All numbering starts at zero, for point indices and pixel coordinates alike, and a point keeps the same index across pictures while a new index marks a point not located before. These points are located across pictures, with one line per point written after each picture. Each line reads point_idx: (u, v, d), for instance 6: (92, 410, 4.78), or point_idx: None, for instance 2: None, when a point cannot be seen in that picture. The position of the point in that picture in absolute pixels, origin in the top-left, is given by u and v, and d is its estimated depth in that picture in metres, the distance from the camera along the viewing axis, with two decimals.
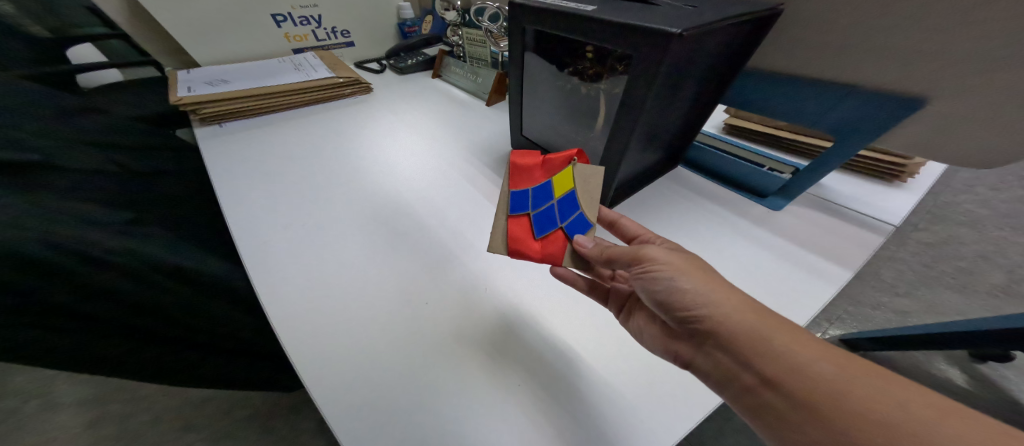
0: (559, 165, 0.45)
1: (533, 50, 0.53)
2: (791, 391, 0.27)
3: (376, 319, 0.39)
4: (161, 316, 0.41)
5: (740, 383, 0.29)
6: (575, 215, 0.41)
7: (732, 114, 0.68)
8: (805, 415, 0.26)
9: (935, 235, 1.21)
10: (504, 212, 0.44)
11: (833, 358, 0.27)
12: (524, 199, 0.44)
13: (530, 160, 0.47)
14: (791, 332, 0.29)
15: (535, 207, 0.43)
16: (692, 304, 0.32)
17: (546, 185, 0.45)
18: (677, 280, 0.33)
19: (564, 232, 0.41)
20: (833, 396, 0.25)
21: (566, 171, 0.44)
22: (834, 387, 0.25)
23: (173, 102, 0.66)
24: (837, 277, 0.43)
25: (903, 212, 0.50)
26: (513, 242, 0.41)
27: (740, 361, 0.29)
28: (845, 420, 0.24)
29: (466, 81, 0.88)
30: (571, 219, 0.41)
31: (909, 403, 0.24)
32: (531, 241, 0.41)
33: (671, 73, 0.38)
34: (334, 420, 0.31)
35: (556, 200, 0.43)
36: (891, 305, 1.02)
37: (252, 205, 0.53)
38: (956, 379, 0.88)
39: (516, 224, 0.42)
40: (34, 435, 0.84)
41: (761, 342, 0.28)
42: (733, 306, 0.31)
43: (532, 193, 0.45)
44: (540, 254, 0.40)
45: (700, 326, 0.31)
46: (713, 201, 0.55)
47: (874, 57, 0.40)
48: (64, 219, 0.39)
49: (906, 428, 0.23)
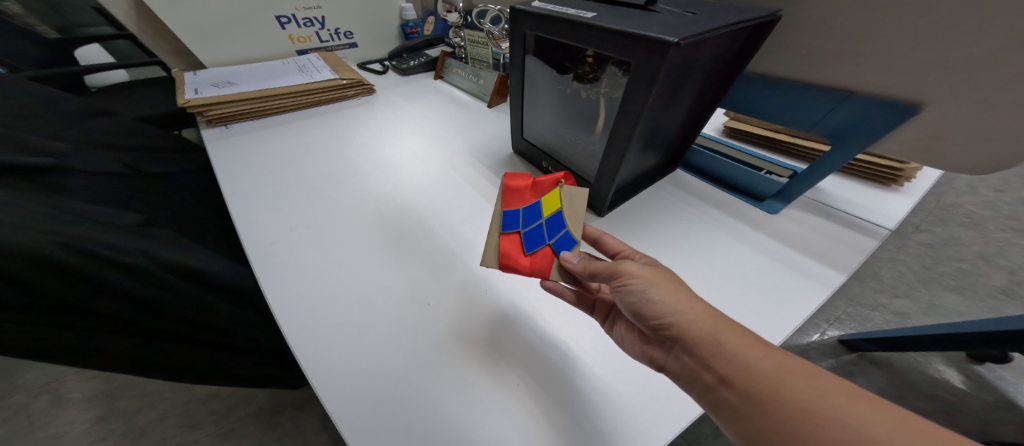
0: (549, 187, 0.45)
1: (534, 54, 0.54)
2: (745, 391, 0.28)
3: (379, 319, 0.40)
4: (170, 315, 0.42)
5: (702, 384, 0.30)
6: (563, 232, 0.41)
7: (731, 117, 0.69)
8: (756, 411, 0.27)
9: (936, 236, 1.21)
10: (494, 229, 0.43)
11: (774, 356, 0.28)
12: (515, 218, 0.44)
13: (521, 180, 0.46)
14: (742, 335, 0.30)
15: (525, 224, 0.43)
16: (660, 314, 0.32)
17: (535, 205, 0.44)
18: (649, 292, 0.33)
19: (552, 249, 0.41)
20: (774, 392, 0.27)
21: (554, 192, 0.44)
22: (775, 383, 0.27)
23: (181, 104, 0.67)
24: (831, 280, 0.43)
25: (899, 216, 0.51)
26: (502, 257, 0.40)
27: (700, 363, 0.30)
28: (784, 413, 0.26)
29: (468, 83, 0.89)
30: (559, 236, 0.41)
31: (828, 395, 0.26)
32: (521, 257, 0.40)
33: (668, 79, 0.38)
34: (339, 417, 0.32)
35: (544, 219, 0.43)
36: (890, 306, 1.02)
37: (259, 206, 0.54)
38: (954, 380, 0.88)
39: (506, 241, 0.42)
40: (44, 430, 0.86)
41: (718, 345, 0.29)
42: (695, 313, 0.31)
43: (522, 209, 0.44)
44: (529, 269, 0.39)
45: (669, 332, 0.32)
46: (710, 204, 0.56)
47: (870, 63, 0.40)
48: (79, 221, 0.40)
49: (828, 416, 0.25)
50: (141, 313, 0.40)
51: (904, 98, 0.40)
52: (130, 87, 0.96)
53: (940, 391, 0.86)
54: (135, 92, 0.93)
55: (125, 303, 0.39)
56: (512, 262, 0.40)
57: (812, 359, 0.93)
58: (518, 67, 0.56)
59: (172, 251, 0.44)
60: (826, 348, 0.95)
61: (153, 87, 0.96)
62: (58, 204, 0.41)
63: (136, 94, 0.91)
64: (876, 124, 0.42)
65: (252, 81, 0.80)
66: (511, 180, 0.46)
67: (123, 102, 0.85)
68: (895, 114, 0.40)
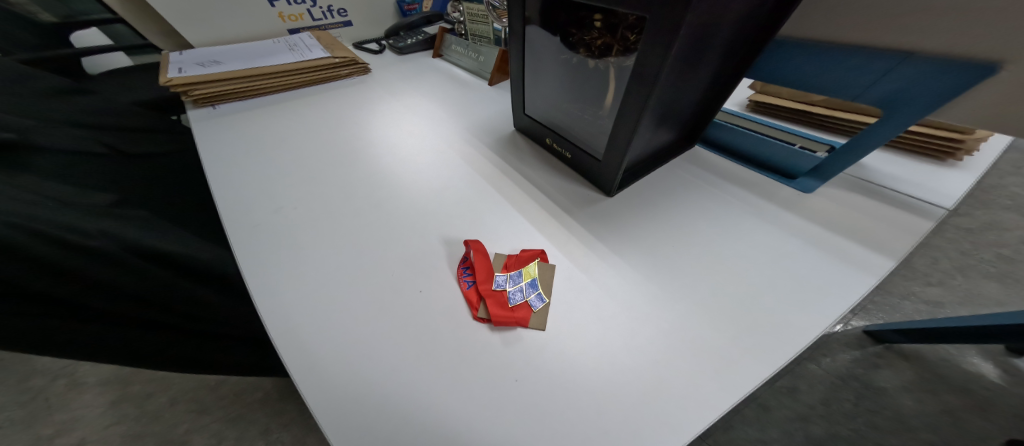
0: (522, 251, 0.42)
1: (536, 22, 0.48)
2: None
3: (368, 308, 0.37)
4: (148, 302, 0.41)
5: None
6: (535, 284, 0.38)
7: (758, 90, 0.62)
8: None
9: (976, 220, 1.14)
10: (473, 284, 0.38)
11: None
12: (490, 275, 0.39)
13: (483, 247, 0.42)
14: None
15: (505, 280, 0.38)
16: None
17: (508, 265, 0.40)
18: None
19: (530, 302, 0.37)
20: None
21: (526, 254, 0.41)
22: None
23: (163, 83, 0.64)
24: (879, 267, 0.38)
25: (958, 194, 0.45)
26: (490, 305, 0.36)
27: None
28: None
29: (468, 60, 0.84)
30: (534, 289, 0.38)
31: None
32: (503, 309, 0.36)
33: (692, 38, 0.33)
34: (321, 413, 0.30)
35: (519, 276, 0.39)
36: (922, 295, 0.96)
37: (246, 188, 0.51)
38: (988, 374, 0.83)
39: (487, 293, 0.37)
40: (62, 413, 0.87)
41: None
42: None
43: (501, 270, 0.40)
44: (511, 320, 0.35)
45: None
46: (735, 183, 0.51)
47: (935, 15, 0.34)
48: (44, 202, 0.38)
49: None
50: (119, 301, 0.39)
51: (976, 55, 0.33)
52: (124, 72, 0.92)
53: (973, 386, 0.81)
54: (128, 76, 0.89)
55: (101, 291, 0.37)
56: (500, 315, 0.35)
57: (834, 351, 0.88)
58: (519, 37, 0.51)
59: (152, 235, 0.42)
60: (850, 339, 0.90)
61: (146, 71, 0.93)
62: (24, 186, 0.39)
63: (129, 79, 0.88)
64: (939, 85, 0.36)
65: (239, 61, 0.76)
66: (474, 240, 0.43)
67: (114, 86, 0.82)
68: (963, 75, 0.34)
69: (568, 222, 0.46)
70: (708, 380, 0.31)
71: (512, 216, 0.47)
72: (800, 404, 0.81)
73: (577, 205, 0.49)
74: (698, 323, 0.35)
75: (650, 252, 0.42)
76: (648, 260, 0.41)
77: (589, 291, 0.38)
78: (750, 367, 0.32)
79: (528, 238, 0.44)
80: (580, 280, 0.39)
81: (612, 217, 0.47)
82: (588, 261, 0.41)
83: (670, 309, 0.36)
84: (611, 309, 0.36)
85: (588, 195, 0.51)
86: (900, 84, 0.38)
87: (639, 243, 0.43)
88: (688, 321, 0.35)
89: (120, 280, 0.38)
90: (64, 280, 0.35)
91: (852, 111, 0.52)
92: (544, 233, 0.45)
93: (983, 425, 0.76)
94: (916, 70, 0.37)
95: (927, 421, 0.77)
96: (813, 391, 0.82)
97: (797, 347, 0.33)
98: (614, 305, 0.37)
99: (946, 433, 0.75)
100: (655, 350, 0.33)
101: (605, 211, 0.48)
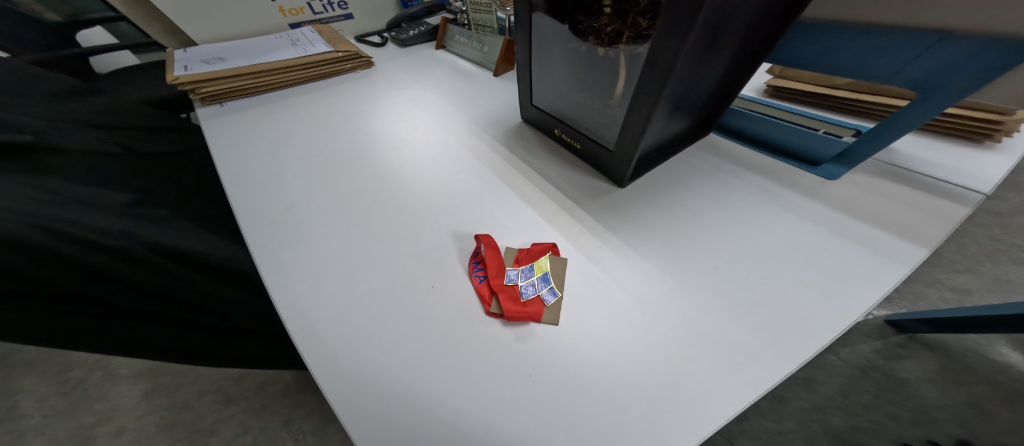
0: (531, 248, 0.41)
1: (542, 9, 0.46)
2: None
3: (381, 303, 0.37)
4: (168, 298, 0.42)
5: None
6: (545, 278, 0.38)
7: (776, 74, 0.59)
8: None
9: (1007, 204, 1.08)
10: (485, 281, 0.38)
11: None
12: (500, 270, 0.38)
13: (490, 243, 0.41)
14: None
15: (517, 275, 0.38)
16: None
17: (517, 262, 0.40)
18: None
19: (540, 296, 0.36)
20: None
21: (535, 250, 0.40)
22: None
23: (170, 81, 0.64)
24: (910, 256, 0.37)
25: (995, 177, 0.43)
26: (503, 301, 0.36)
27: None
28: None
29: (472, 51, 0.82)
30: (544, 283, 0.37)
31: None
32: (517, 305, 0.36)
33: (710, 21, 0.31)
34: (340, 408, 0.30)
35: (530, 272, 0.38)
36: (948, 282, 0.93)
37: (257, 186, 0.51)
38: (1018, 364, 0.80)
39: (500, 290, 0.36)
40: (100, 403, 0.92)
41: None
42: None
43: (511, 264, 0.40)
44: (524, 315, 0.35)
45: None
46: (753, 172, 0.49)
47: None
48: (66, 203, 0.39)
49: None
50: (139, 298, 0.40)
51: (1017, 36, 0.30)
52: (134, 71, 0.93)
53: (1001, 377, 0.78)
54: (137, 75, 0.90)
55: (122, 288, 0.39)
56: (512, 310, 0.35)
57: (854, 342, 0.86)
58: (524, 25, 0.49)
59: (166, 232, 0.43)
60: (871, 329, 0.87)
61: (153, 70, 0.93)
62: (46, 187, 0.41)
63: (138, 78, 0.89)
64: (978, 64, 0.33)
65: (243, 57, 0.76)
66: (484, 235, 0.42)
67: (124, 86, 0.83)
68: (1006, 52, 0.31)
69: (579, 213, 0.46)
70: (727, 372, 0.30)
71: (522, 209, 0.47)
72: (817, 395, 0.79)
73: (587, 197, 0.48)
74: (716, 317, 0.34)
75: (663, 243, 0.41)
76: (661, 252, 0.40)
77: (602, 284, 0.37)
78: (771, 361, 0.31)
79: (539, 232, 0.44)
80: (592, 272, 0.39)
81: (624, 207, 0.46)
82: (599, 253, 0.41)
83: (686, 302, 0.35)
84: (625, 302, 0.36)
85: (599, 187, 0.50)
86: (935, 64, 0.36)
87: (651, 234, 0.42)
88: (705, 314, 0.34)
89: (140, 277, 0.39)
90: (88, 279, 0.36)
91: (879, 93, 0.49)
92: (556, 226, 0.44)
93: (1012, 418, 0.73)
94: (954, 50, 0.34)
95: (950, 414, 0.75)
96: (831, 382, 0.81)
97: (821, 341, 0.32)
98: (628, 299, 0.36)
99: (970, 426, 0.73)
100: (670, 344, 0.32)
101: (616, 202, 0.47)
